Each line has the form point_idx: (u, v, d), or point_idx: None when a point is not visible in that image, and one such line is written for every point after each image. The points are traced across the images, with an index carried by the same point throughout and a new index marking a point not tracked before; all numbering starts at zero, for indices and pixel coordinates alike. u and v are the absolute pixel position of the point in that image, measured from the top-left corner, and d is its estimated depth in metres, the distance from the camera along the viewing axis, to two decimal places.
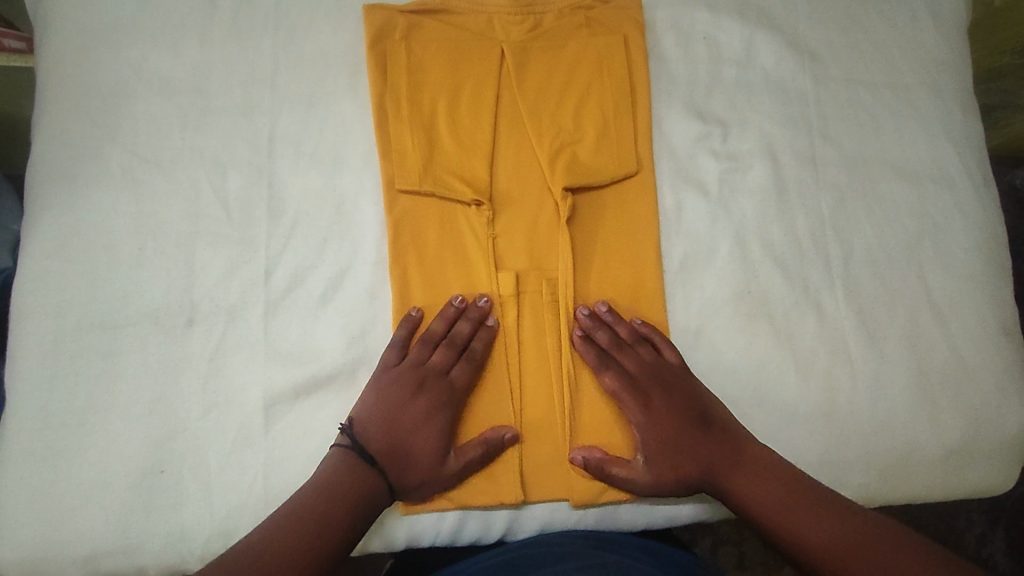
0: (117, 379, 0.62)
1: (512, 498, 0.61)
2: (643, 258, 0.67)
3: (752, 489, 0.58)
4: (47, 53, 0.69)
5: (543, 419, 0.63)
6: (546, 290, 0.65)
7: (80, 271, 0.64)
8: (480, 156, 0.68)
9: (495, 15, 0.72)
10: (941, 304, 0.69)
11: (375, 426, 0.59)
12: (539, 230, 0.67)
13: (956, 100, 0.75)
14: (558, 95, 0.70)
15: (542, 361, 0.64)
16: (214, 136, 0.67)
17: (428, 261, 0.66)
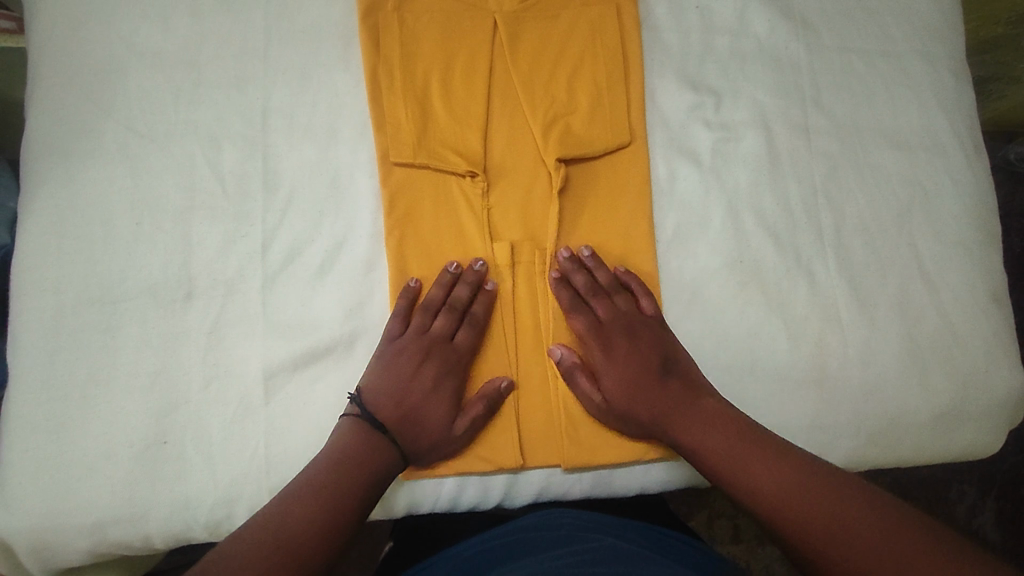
0: (119, 353, 0.63)
1: (509, 463, 0.62)
2: (635, 228, 0.68)
3: (705, 442, 0.58)
4: (39, 28, 0.69)
5: (537, 384, 0.65)
6: (540, 260, 0.66)
7: (79, 247, 0.65)
8: (474, 128, 0.69)
9: None
10: (932, 270, 0.70)
11: (384, 394, 0.61)
12: (533, 201, 0.68)
13: (950, 67, 0.75)
14: (551, 66, 0.70)
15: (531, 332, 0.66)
16: (208, 111, 0.68)
17: (423, 233, 0.67)
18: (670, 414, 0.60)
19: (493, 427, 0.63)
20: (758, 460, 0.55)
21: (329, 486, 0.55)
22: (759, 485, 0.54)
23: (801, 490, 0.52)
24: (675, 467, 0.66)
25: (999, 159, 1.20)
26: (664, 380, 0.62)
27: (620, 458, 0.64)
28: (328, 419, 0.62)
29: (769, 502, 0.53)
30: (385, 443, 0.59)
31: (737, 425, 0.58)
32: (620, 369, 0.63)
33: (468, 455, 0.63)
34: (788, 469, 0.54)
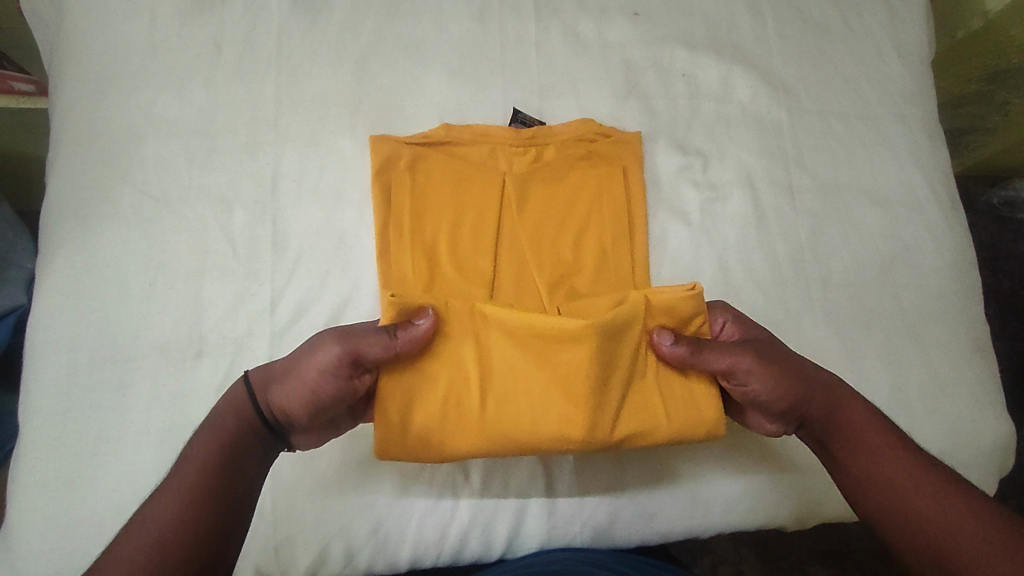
0: (131, 411, 0.65)
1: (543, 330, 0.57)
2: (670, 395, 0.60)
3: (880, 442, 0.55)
4: (61, 99, 0.73)
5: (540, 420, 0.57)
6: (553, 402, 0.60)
7: (94, 307, 0.67)
8: (480, 285, 0.68)
9: (498, 146, 0.72)
10: (915, 322, 0.73)
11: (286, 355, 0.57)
12: None
13: (924, 127, 0.79)
14: (558, 223, 0.71)
15: (557, 392, 0.57)
16: (220, 175, 0.71)
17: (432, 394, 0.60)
18: (828, 406, 0.58)
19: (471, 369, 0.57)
20: (871, 439, 0.55)
21: (215, 442, 0.51)
22: (875, 469, 0.54)
23: (913, 484, 0.52)
24: (675, 519, 0.67)
25: (984, 203, 1.24)
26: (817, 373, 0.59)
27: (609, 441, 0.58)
28: (332, 474, 0.64)
29: (864, 477, 0.54)
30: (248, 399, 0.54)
31: (875, 419, 0.56)
32: (782, 374, 0.57)
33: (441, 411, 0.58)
34: (899, 454, 0.54)
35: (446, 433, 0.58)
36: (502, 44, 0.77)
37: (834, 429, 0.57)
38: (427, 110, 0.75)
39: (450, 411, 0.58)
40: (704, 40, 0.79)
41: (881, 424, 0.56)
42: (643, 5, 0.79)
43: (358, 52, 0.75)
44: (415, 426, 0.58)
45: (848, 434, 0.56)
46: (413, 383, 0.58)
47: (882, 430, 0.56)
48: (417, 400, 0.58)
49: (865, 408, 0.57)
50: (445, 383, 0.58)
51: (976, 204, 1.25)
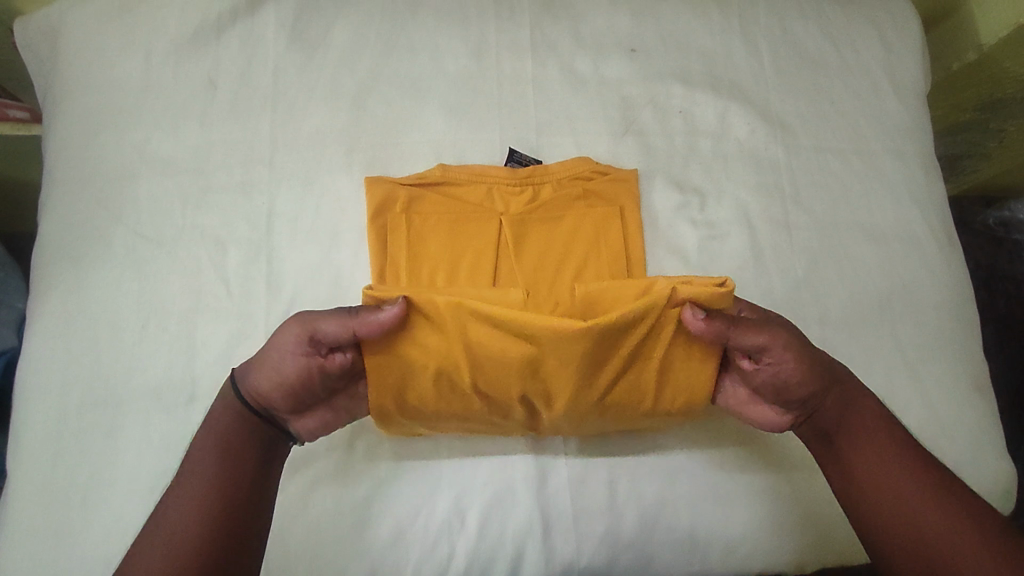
0: (122, 456, 0.64)
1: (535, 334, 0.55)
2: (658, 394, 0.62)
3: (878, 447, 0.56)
4: (56, 137, 0.73)
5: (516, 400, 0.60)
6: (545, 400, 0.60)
7: (85, 349, 0.66)
8: None
9: (495, 185, 0.72)
10: (914, 360, 0.72)
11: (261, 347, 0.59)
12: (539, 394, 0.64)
13: (920, 163, 0.79)
14: (556, 267, 0.70)
15: (547, 385, 0.59)
16: (215, 214, 0.71)
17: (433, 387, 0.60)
18: (828, 395, 0.59)
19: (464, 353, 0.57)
20: (872, 439, 0.56)
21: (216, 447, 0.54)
22: (874, 470, 0.55)
23: (909, 489, 0.53)
24: (673, 562, 0.66)
25: (979, 224, 1.24)
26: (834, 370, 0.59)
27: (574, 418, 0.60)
28: (326, 520, 0.63)
29: (863, 476, 0.55)
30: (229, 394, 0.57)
31: (875, 415, 0.58)
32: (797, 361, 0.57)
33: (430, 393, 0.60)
34: (899, 457, 0.55)
35: (445, 411, 0.61)
36: (499, 80, 0.77)
37: (835, 424, 0.59)
38: (423, 147, 0.74)
39: (453, 399, 0.61)
40: (701, 76, 0.79)
41: (881, 420, 0.58)
42: (640, 41, 0.80)
43: (355, 89, 0.75)
44: (414, 407, 0.61)
45: (850, 434, 0.58)
46: (409, 367, 0.58)
47: (884, 429, 0.57)
48: (411, 387, 0.60)
49: (872, 407, 0.59)
50: (443, 372, 0.59)
51: (973, 224, 1.25)
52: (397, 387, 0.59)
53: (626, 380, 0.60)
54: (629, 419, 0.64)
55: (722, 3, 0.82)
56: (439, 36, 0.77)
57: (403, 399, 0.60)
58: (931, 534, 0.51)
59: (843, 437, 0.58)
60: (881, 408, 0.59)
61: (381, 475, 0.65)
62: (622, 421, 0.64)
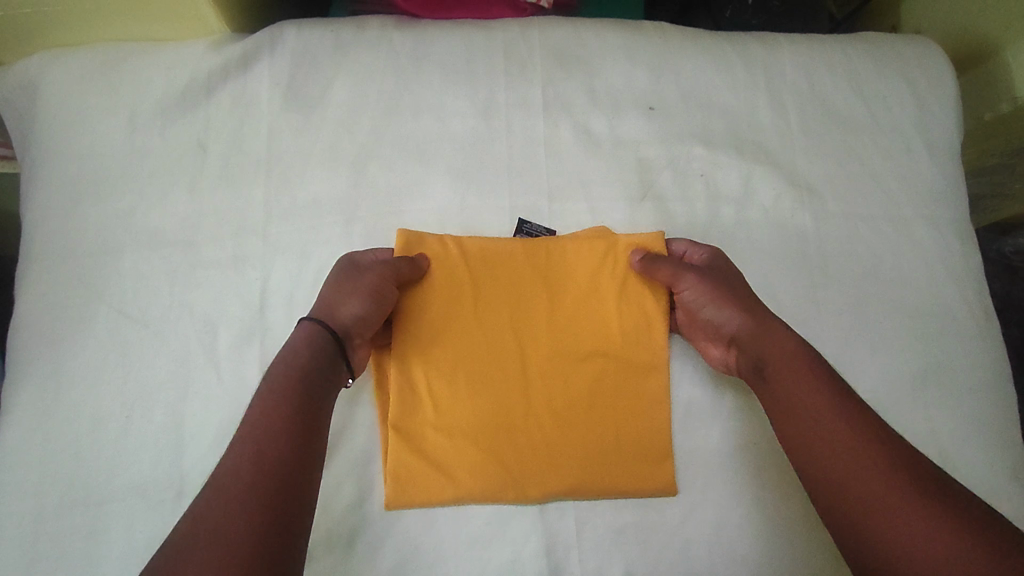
0: (103, 559, 0.59)
1: (508, 278, 0.68)
2: (639, 366, 0.68)
3: (831, 435, 0.52)
4: (33, 206, 0.68)
5: (504, 369, 0.66)
6: (527, 378, 0.66)
7: (66, 442, 0.62)
8: (485, 405, 0.65)
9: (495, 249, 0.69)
10: (951, 447, 0.68)
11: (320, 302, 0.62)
12: (536, 420, 0.65)
13: (954, 230, 0.75)
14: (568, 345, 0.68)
15: (524, 308, 0.68)
16: (205, 291, 0.66)
17: (427, 364, 0.65)
18: (754, 337, 0.60)
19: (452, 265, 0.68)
20: (806, 396, 0.55)
21: (266, 425, 0.51)
22: (812, 429, 0.53)
23: (845, 448, 0.51)
24: None
25: (994, 252, 1.20)
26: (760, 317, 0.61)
27: (553, 385, 0.66)
28: None
29: (800, 437, 0.54)
30: (311, 334, 0.58)
31: (801, 354, 0.57)
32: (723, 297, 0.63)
33: (426, 357, 0.66)
34: (837, 416, 0.53)
35: (439, 396, 0.65)
36: (508, 141, 0.72)
37: (769, 372, 0.58)
38: (428, 216, 0.70)
39: (447, 376, 0.65)
40: (723, 136, 0.74)
41: (809, 362, 0.57)
42: (659, 98, 0.75)
43: (355, 153, 0.70)
44: (416, 380, 0.65)
45: (787, 392, 0.56)
46: (412, 321, 0.66)
47: (819, 382, 0.55)
48: (413, 354, 0.65)
49: (794, 342, 0.59)
50: (440, 328, 0.66)
51: (986, 252, 1.21)
52: (409, 346, 0.65)
53: (598, 334, 0.68)
54: (604, 401, 0.66)
55: (744, 57, 0.77)
56: (445, 93, 0.73)
57: (408, 366, 0.65)
58: (870, 497, 0.48)
59: (781, 397, 0.56)
60: (807, 346, 0.58)
61: None
62: (602, 400, 0.66)
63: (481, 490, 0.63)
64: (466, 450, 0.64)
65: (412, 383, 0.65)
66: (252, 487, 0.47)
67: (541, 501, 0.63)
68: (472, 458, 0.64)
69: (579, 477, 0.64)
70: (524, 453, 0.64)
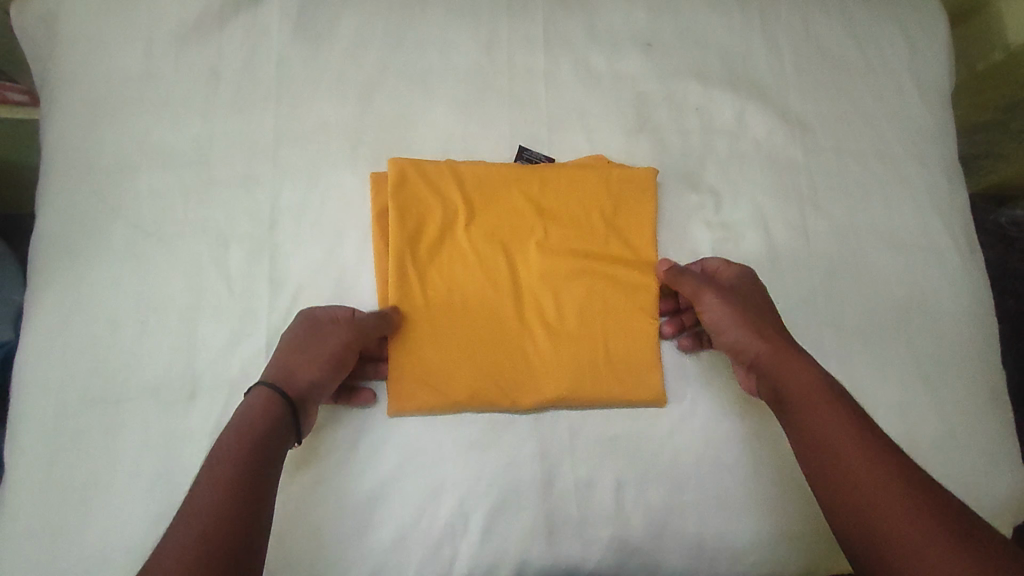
0: (120, 454, 0.62)
1: (502, 200, 0.71)
2: (627, 281, 0.70)
3: (858, 469, 0.53)
4: (53, 126, 0.71)
5: (500, 287, 0.69)
6: (520, 295, 0.69)
7: (84, 346, 0.65)
8: (480, 319, 0.68)
9: (488, 171, 0.71)
10: (931, 371, 0.71)
11: (281, 365, 0.62)
12: (529, 334, 0.69)
13: (942, 168, 0.77)
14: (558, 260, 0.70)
15: (517, 230, 0.71)
16: (217, 208, 0.69)
17: (425, 280, 0.68)
18: (776, 366, 0.62)
19: (448, 188, 0.70)
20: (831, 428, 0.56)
21: (233, 470, 0.54)
22: (840, 469, 0.54)
23: (875, 489, 0.52)
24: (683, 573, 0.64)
25: (991, 222, 1.22)
26: (784, 343, 0.63)
27: (545, 301, 0.69)
28: (327, 522, 0.61)
29: (828, 468, 0.55)
30: (271, 404, 0.59)
31: (823, 386, 0.59)
32: (748, 322, 0.64)
33: (423, 271, 0.69)
34: (859, 447, 0.54)
35: (437, 310, 0.68)
36: (510, 74, 0.75)
37: (791, 407, 0.60)
38: (432, 142, 0.72)
39: (445, 292, 0.68)
40: (718, 73, 0.77)
41: (830, 396, 0.58)
42: (657, 36, 0.77)
43: (362, 81, 0.73)
44: (414, 293, 0.68)
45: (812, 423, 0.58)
46: (411, 237, 0.69)
47: (840, 415, 0.57)
48: (410, 268, 0.68)
49: (815, 374, 0.60)
50: (437, 248, 0.69)
51: (983, 223, 1.22)
52: (407, 262, 0.68)
53: (584, 250, 0.71)
54: (595, 318, 0.69)
55: None
56: (449, 27, 0.75)
57: (406, 281, 0.67)
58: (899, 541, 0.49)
59: (808, 430, 0.58)
60: (827, 378, 0.60)
61: (383, 478, 0.63)
62: (593, 317, 0.69)
63: (476, 398, 0.66)
64: (461, 363, 0.67)
65: (410, 296, 0.68)
66: (205, 538, 0.50)
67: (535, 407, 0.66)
68: (469, 370, 0.67)
69: (571, 387, 0.67)
70: (518, 366, 0.67)
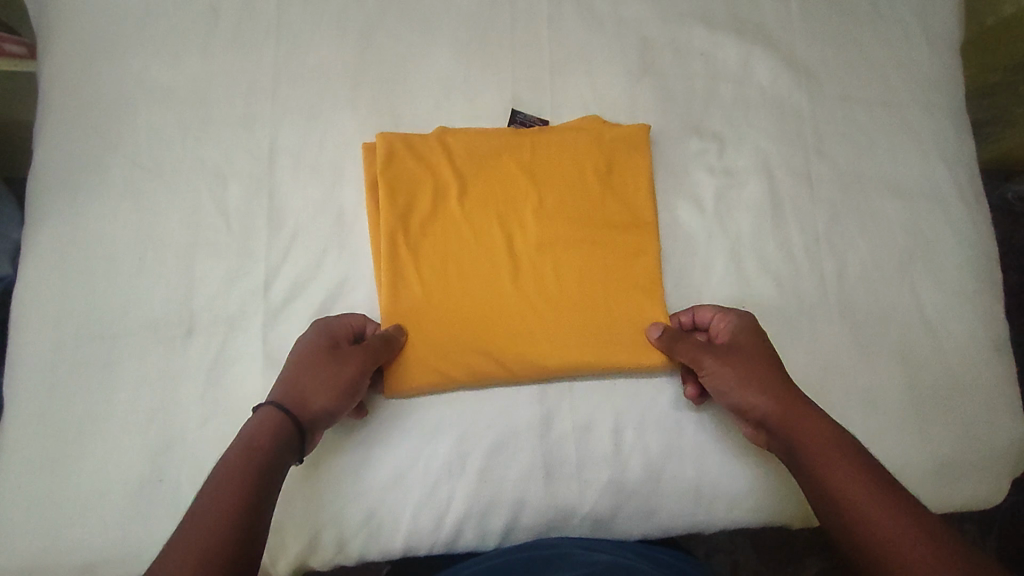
0: (117, 388, 0.62)
1: (498, 169, 0.68)
2: (629, 245, 0.68)
3: (886, 536, 0.49)
4: (50, 62, 0.70)
5: (498, 259, 0.66)
6: (520, 267, 0.66)
7: (81, 280, 0.65)
8: (479, 293, 0.65)
9: (481, 141, 0.69)
10: (934, 320, 0.70)
11: (290, 388, 0.57)
12: (532, 305, 0.65)
13: (949, 118, 0.76)
14: (558, 228, 0.67)
15: (514, 199, 0.68)
16: (215, 147, 0.68)
17: (420, 255, 0.65)
18: (784, 423, 0.57)
19: (441, 159, 0.68)
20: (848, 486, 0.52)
21: (224, 505, 0.48)
22: (867, 538, 0.49)
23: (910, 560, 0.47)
24: (681, 515, 0.64)
25: (997, 197, 1.20)
26: (792, 394, 0.58)
27: (546, 272, 0.66)
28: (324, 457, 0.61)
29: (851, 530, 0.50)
30: (274, 431, 0.54)
31: (839, 440, 0.55)
32: (750, 375, 0.59)
33: (417, 242, 0.66)
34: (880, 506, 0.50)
35: (430, 283, 0.65)
36: (513, 16, 0.74)
37: (804, 464, 0.55)
38: (433, 84, 0.72)
39: (438, 264, 0.65)
40: (724, 19, 0.76)
41: (846, 450, 0.54)
42: None
43: (363, 23, 0.72)
44: (406, 265, 0.65)
45: (826, 484, 0.53)
46: (404, 211, 0.66)
47: (857, 468, 0.52)
48: (404, 243, 0.65)
49: (827, 429, 0.56)
50: (431, 221, 0.66)
51: (990, 198, 1.21)
52: (397, 234, 0.65)
53: (584, 217, 0.68)
54: (596, 284, 0.66)
55: None
56: None
57: (396, 253, 0.65)
58: None
59: (822, 493, 0.53)
60: (842, 432, 0.56)
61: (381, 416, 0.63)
62: (593, 284, 0.66)
63: (474, 369, 0.63)
64: (458, 336, 0.64)
65: (404, 270, 0.65)
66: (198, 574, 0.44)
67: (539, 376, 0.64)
68: (466, 346, 0.64)
69: (573, 355, 0.64)
70: (517, 337, 0.64)
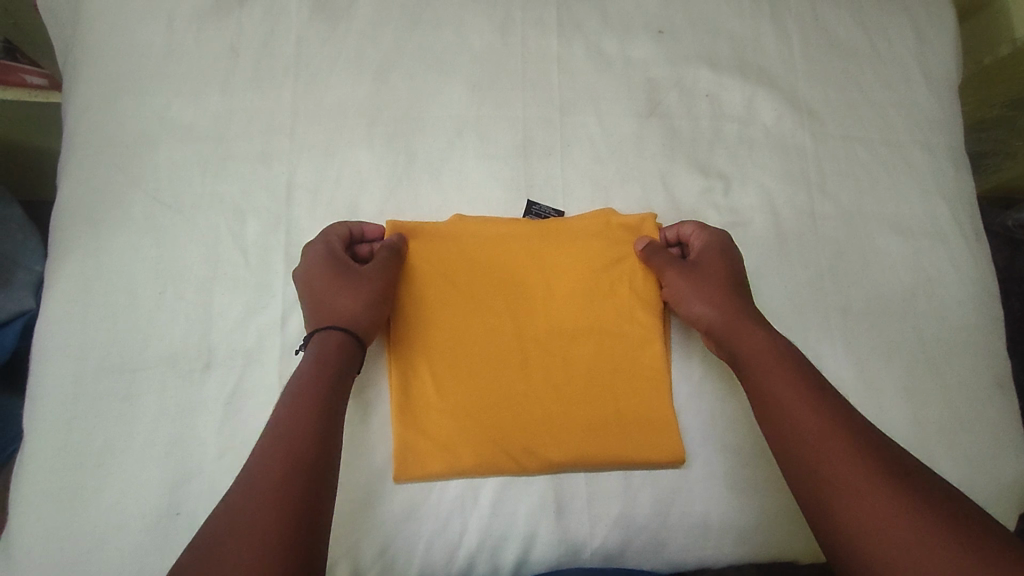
0: (135, 422, 0.63)
1: (509, 258, 0.69)
2: (639, 340, 0.68)
3: (803, 422, 0.54)
4: (76, 100, 0.72)
5: (509, 347, 0.66)
6: (531, 355, 0.67)
7: (102, 314, 0.66)
8: (489, 382, 0.65)
9: (492, 229, 0.70)
10: (937, 355, 0.71)
11: (324, 318, 0.60)
12: (543, 396, 0.66)
13: (948, 157, 0.78)
14: (567, 319, 0.68)
15: (525, 290, 0.69)
16: (235, 184, 0.70)
17: (430, 344, 0.66)
18: (727, 330, 0.62)
19: (452, 249, 0.69)
20: (797, 417, 0.54)
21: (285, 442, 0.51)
22: (790, 428, 0.54)
23: (824, 444, 0.52)
24: (691, 551, 0.64)
25: (997, 226, 1.23)
26: (743, 298, 0.64)
27: (557, 365, 0.66)
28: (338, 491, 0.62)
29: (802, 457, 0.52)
30: (330, 362, 0.57)
31: (776, 352, 0.59)
32: (704, 283, 0.65)
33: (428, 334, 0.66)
34: (833, 443, 0.51)
35: (440, 369, 0.65)
36: (524, 57, 0.76)
37: (743, 369, 0.60)
38: (446, 123, 0.74)
39: (448, 351, 0.66)
40: (728, 60, 0.78)
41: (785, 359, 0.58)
42: (668, 23, 0.79)
43: (379, 63, 0.75)
44: (417, 354, 0.66)
45: (759, 387, 0.58)
46: (415, 301, 0.67)
47: (811, 405, 0.54)
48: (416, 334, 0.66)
49: (767, 339, 0.60)
50: (442, 309, 0.67)
51: (989, 227, 1.23)
52: (409, 325, 0.66)
53: (595, 309, 0.68)
54: (607, 378, 0.67)
55: None
56: (464, 10, 0.77)
57: (410, 344, 0.66)
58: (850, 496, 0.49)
59: (766, 404, 0.57)
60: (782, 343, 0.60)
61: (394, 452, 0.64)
62: (602, 375, 0.67)
63: (485, 463, 0.63)
64: (469, 428, 0.64)
65: (417, 360, 0.65)
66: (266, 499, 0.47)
67: (550, 472, 0.64)
68: (479, 439, 0.64)
69: (584, 448, 0.64)
70: (528, 431, 0.64)
